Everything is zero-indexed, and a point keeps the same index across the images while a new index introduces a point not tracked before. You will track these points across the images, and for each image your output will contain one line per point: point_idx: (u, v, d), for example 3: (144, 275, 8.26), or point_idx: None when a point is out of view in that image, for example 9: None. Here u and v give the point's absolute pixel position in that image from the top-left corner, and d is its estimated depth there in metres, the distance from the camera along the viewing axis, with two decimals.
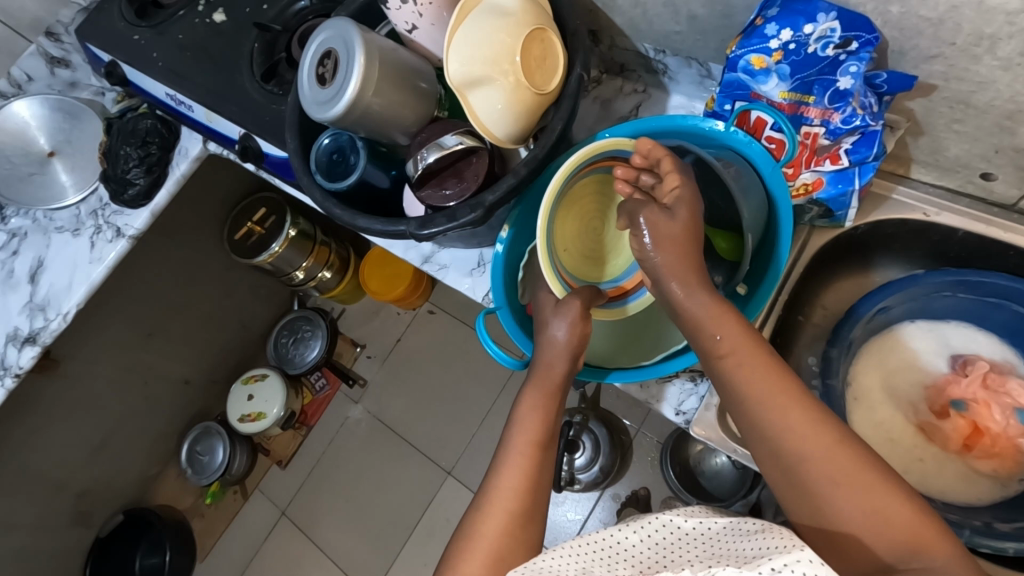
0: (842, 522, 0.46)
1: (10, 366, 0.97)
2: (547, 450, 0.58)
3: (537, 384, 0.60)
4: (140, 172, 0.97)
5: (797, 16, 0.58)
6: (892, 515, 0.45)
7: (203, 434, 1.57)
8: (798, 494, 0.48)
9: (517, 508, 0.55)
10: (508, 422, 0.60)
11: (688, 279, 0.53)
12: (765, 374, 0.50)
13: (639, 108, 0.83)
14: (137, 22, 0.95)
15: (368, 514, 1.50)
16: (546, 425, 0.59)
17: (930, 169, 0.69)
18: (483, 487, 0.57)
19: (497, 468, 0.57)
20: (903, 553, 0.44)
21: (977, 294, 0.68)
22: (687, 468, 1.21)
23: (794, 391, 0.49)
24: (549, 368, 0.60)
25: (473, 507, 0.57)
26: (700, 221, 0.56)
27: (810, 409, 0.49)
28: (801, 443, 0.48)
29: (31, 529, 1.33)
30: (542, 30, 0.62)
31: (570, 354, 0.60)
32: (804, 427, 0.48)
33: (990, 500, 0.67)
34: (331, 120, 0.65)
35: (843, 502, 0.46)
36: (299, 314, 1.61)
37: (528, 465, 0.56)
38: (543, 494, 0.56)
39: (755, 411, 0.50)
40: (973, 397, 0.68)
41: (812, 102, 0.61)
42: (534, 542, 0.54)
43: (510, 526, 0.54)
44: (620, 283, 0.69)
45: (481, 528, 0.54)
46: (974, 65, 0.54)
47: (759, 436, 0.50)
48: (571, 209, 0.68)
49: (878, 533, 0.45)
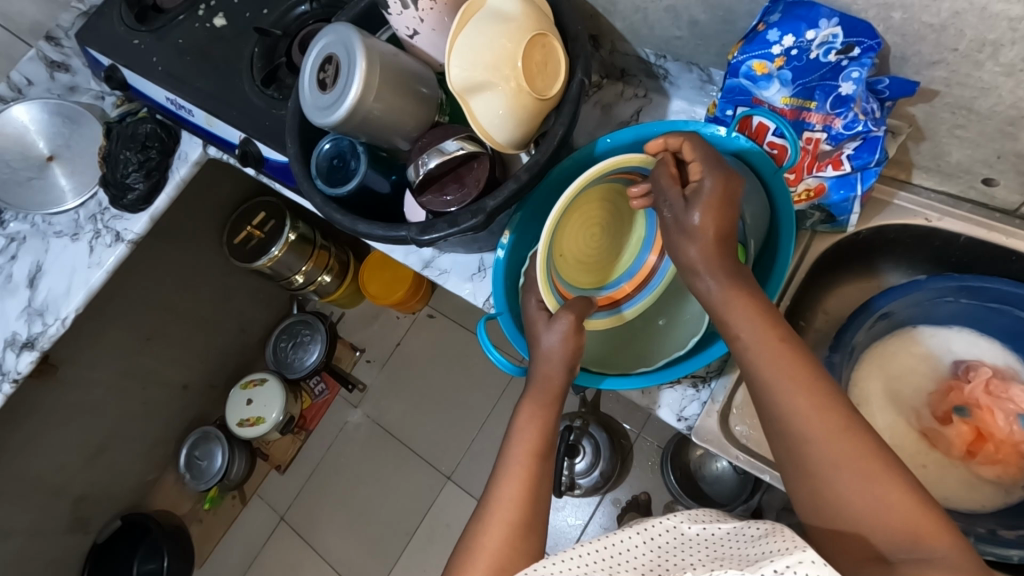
0: (845, 507, 0.46)
1: (8, 371, 0.97)
2: (547, 458, 0.58)
3: (536, 395, 0.60)
4: (140, 176, 0.96)
5: (799, 22, 0.57)
6: (893, 503, 0.44)
7: (203, 439, 1.56)
8: (804, 477, 0.48)
9: (518, 518, 0.54)
10: (506, 432, 0.60)
11: (715, 266, 0.54)
12: (779, 357, 0.50)
13: (639, 113, 0.83)
14: (137, 26, 0.95)
15: (369, 520, 1.49)
16: (544, 435, 0.59)
17: (931, 174, 0.69)
18: (483, 499, 0.57)
19: (497, 479, 0.57)
20: (900, 543, 0.43)
21: (980, 299, 0.67)
22: (688, 473, 1.21)
23: (805, 376, 0.49)
24: (548, 379, 0.60)
25: (475, 519, 0.56)
26: (729, 215, 0.54)
27: (820, 394, 0.48)
28: (807, 427, 0.48)
29: (28, 534, 1.32)
30: (543, 35, 0.62)
31: (566, 366, 0.60)
32: (810, 412, 0.48)
33: (993, 506, 0.67)
34: (331, 125, 0.64)
35: (844, 488, 0.46)
36: (299, 318, 1.61)
37: (528, 475, 0.56)
38: (544, 503, 0.56)
39: (767, 392, 0.50)
40: (976, 403, 0.68)
41: (813, 108, 0.61)
42: (536, 551, 0.54)
43: (510, 538, 0.53)
44: (609, 291, 0.70)
45: (483, 541, 0.53)
46: (977, 71, 0.54)
47: (769, 416, 0.50)
48: (577, 217, 0.66)
49: (878, 522, 0.44)
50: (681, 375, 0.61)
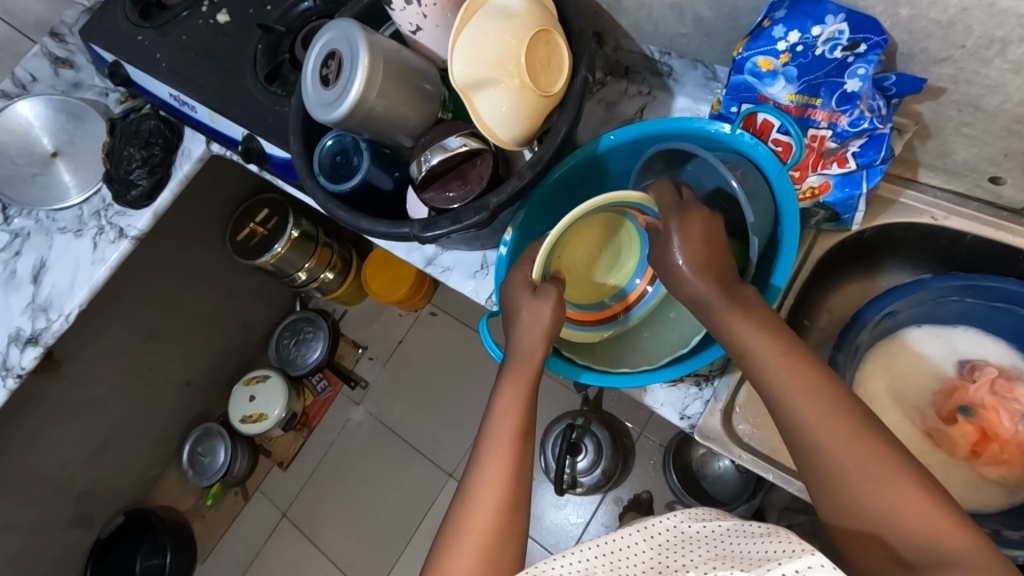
0: (862, 511, 0.45)
1: (12, 367, 0.97)
2: (529, 436, 0.58)
3: (516, 372, 0.60)
4: (143, 173, 0.96)
5: (805, 18, 0.57)
6: (909, 507, 0.44)
7: (205, 435, 1.56)
8: (820, 481, 0.48)
9: (505, 498, 0.54)
10: (488, 411, 0.60)
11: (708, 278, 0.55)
12: (787, 364, 0.51)
13: (643, 110, 0.82)
14: (141, 22, 0.95)
15: (370, 516, 1.49)
16: (527, 412, 0.58)
17: (938, 172, 0.68)
18: (466, 479, 0.56)
19: (481, 459, 0.56)
20: (919, 547, 0.43)
21: (986, 299, 0.67)
22: (689, 472, 1.21)
23: (817, 385, 0.49)
24: (529, 356, 0.60)
25: (459, 500, 0.55)
26: (707, 250, 0.56)
27: (832, 403, 0.48)
28: (818, 433, 0.48)
29: (31, 530, 1.32)
30: (547, 31, 0.61)
31: (545, 339, 0.60)
32: (820, 417, 0.48)
33: (998, 507, 0.66)
34: (334, 122, 0.64)
35: (863, 491, 0.45)
36: (301, 315, 1.61)
37: (513, 455, 0.56)
38: (528, 483, 0.56)
39: (779, 401, 0.50)
40: (982, 403, 0.68)
41: (818, 104, 0.61)
42: (522, 530, 0.54)
43: (497, 519, 0.53)
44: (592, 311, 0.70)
45: (471, 523, 0.53)
46: (984, 68, 0.53)
47: (784, 426, 0.50)
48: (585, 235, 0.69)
49: (896, 528, 0.44)
50: (682, 374, 0.61)
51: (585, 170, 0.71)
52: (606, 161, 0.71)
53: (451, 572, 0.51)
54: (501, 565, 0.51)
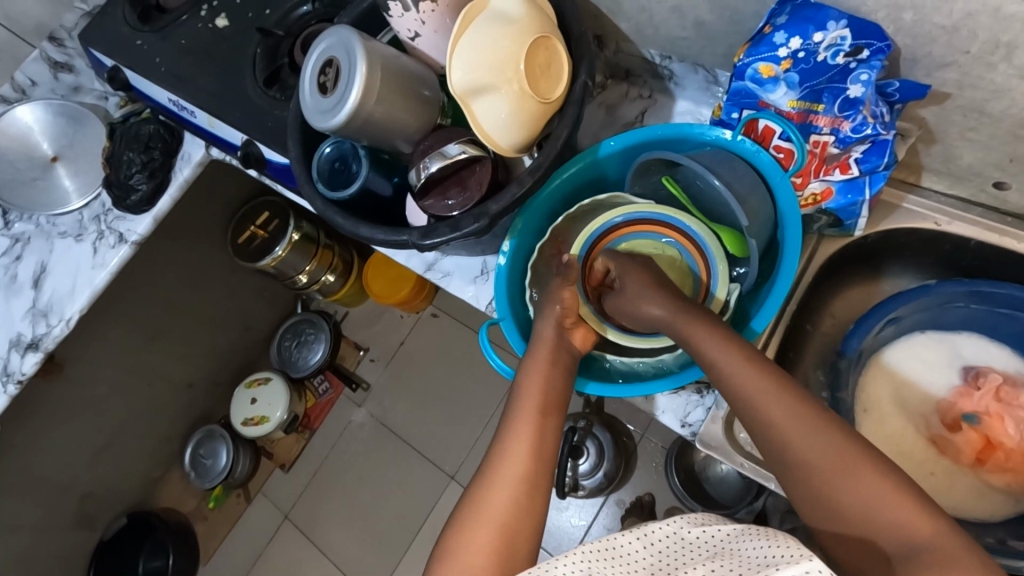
0: (835, 500, 0.46)
1: (13, 372, 0.97)
2: (553, 417, 0.58)
3: (535, 355, 0.61)
4: (143, 177, 0.96)
5: (806, 24, 0.57)
6: (890, 510, 0.44)
7: (206, 437, 1.56)
8: (791, 476, 0.49)
9: (524, 474, 0.53)
10: (509, 394, 0.60)
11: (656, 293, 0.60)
12: (753, 371, 0.52)
13: (644, 114, 0.81)
14: (140, 26, 0.95)
15: (371, 519, 1.49)
16: (548, 391, 0.58)
17: (942, 177, 0.68)
18: (486, 457, 0.56)
19: (500, 437, 0.56)
20: (904, 547, 0.43)
21: (990, 305, 0.66)
22: (692, 474, 1.21)
23: (794, 397, 0.50)
24: (543, 340, 0.62)
25: (478, 477, 0.55)
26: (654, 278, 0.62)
27: (809, 413, 0.49)
28: (786, 429, 0.49)
29: (35, 532, 1.33)
30: (546, 37, 0.61)
31: (555, 324, 0.63)
32: (789, 415, 0.49)
33: (1003, 515, 0.66)
34: (332, 129, 0.64)
35: (832, 482, 0.46)
36: (302, 317, 1.60)
37: (534, 431, 0.56)
38: (551, 462, 0.55)
39: (757, 415, 0.51)
40: (986, 410, 0.67)
41: (821, 110, 0.60)
42: (541, 510, 0.53)
43: (515, 495, 0.52)
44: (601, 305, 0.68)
45: (489, 498, 0.52)
46: (989, 73, 0.53)
47: (766, 439, 0.50)
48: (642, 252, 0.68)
49: (882, 529, 0.44)
50: (686, 381, 0.60)
51: (583, 177, 0.71)
52: (604, 168, 0.71)
53: (470, 545, 0.50)
54: (518, 543, 0.51)
